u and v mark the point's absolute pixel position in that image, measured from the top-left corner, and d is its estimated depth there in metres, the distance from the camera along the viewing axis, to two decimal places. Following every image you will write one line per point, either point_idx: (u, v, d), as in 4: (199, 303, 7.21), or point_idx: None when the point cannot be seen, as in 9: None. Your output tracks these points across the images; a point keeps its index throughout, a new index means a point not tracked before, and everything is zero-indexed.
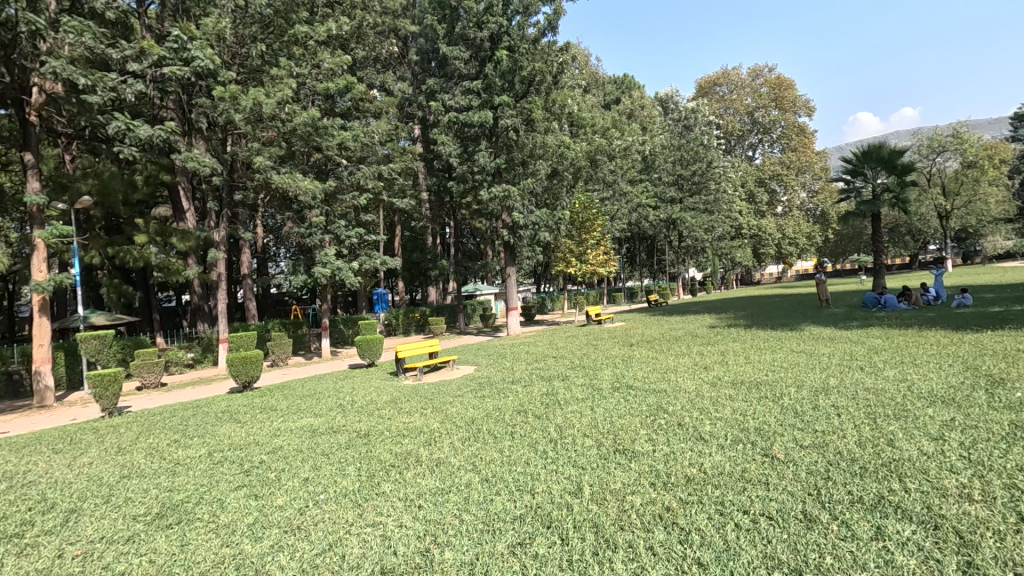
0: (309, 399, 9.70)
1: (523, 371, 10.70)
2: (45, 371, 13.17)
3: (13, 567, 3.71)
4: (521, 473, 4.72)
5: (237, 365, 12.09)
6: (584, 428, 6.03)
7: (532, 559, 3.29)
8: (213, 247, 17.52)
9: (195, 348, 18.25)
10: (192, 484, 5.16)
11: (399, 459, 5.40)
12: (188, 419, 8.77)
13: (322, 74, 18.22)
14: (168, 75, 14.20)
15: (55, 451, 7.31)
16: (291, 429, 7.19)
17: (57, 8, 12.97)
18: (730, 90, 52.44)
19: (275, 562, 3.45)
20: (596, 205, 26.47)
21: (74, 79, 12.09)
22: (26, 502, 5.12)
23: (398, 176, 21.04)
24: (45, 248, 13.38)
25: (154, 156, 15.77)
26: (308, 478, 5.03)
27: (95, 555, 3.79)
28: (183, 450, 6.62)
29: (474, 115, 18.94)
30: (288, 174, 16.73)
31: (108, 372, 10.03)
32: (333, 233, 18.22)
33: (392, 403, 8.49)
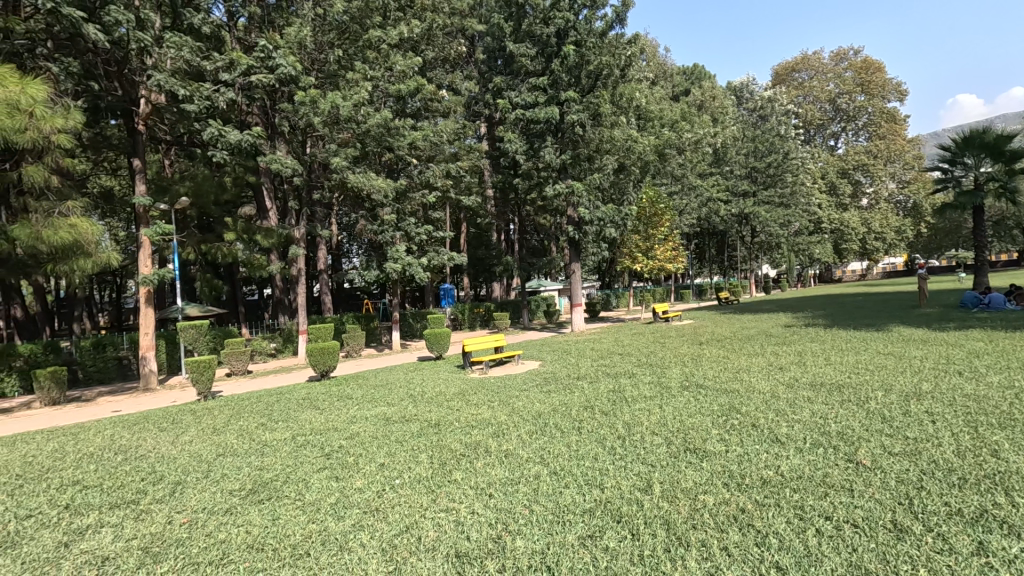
0: (381, 389, 10.13)
1: (589, 367, 10.68)
2: (150, 357, 14.47)
3: (132, 530, 4.15)
4: (589, 468, 4.73)
5: (315, 355, 12.81)
6: (652, 426, 5.94)
7: (603, 552, 3.31)
8: (293, 244, 18.59)
9: (276, 339, 19.49)
10: (280, 464, 5.55)
11: (469, 448, 5.56)
12: (272, 405, 9.36)
13: (394, 77, 18.88)
14: (255, 82, 15.18)
15: (161, 429, 8.06)
16: (366, 417, 7.54)
17: (159, 25, 14.19)
18: (810, 76, 49.53)
19: (357, 540, 3.66)
20: (664, 199, 25.71)
21: (175, 90, 13.28)
22: (139, 473, 5.69)
23: (465, 174, 21.52)
24: (149, 245, 14.64)
25: (242, 159, 16.89)
26: (384, 463, 5.28)
27: (199, 524, 4.16)
28: (271, 433, 7.09)
29: (540, 111, 18.93)
30: (362, 174, 17.44)
31: (203, 359, 10.92)
32: (404, 229, 18.90)
33: (460, 396, 8.71)
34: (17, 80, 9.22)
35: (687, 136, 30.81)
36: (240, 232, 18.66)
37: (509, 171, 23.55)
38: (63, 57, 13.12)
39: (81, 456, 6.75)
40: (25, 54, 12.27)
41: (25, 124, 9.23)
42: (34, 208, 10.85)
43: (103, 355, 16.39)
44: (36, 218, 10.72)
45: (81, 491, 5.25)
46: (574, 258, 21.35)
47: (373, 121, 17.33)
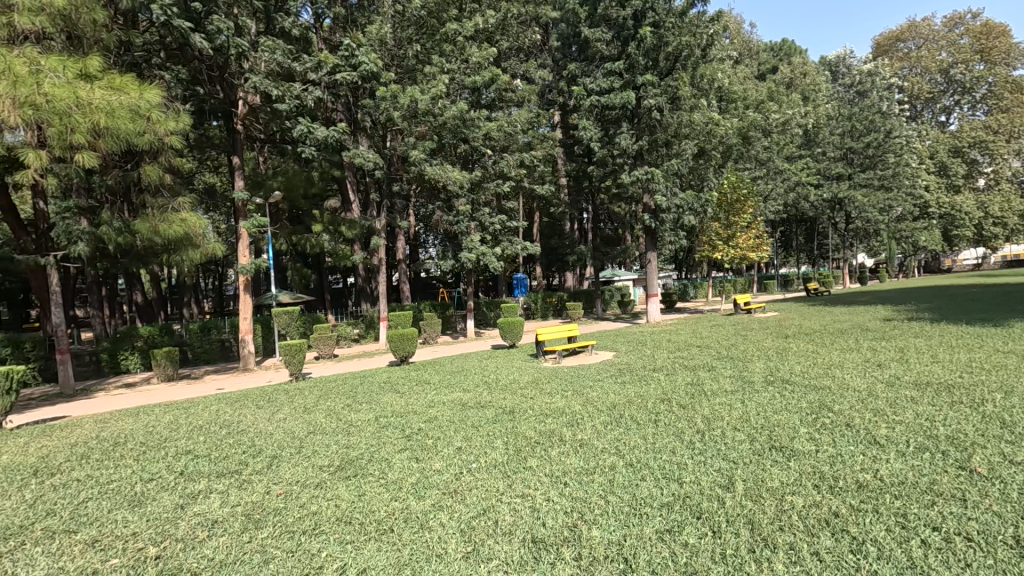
0: (457, 375, 10.42)
1: (665, 359, 10.42)
2: (248, 339, 15.69)
3: (236, 497, 4.54)
4: (667, 462, 4.62)
5: (395, 341, 13.36)
6: (733, 421, 5.70)
7: (681, 548, 3.24)
8: (375, 235, 19.44)
9: (359, 325, 20.52)
10: (364, 443, 5.85)
11: (543, 436, 5.59)
12: (356, 387, 9.89)
13: (470, 69, 19.14)
14: (340, 80, 15.91)
15: (259, 407, 8.75)
16: (443, 402, 7.79)
17: (255, 30, 15.22)
18: (918, 45, 45.07)
19: (436, 520, 3.79)
20: (748, 184, 24.36)
21: (269, 91, 14.21)
22: (240, 446, 6.21)
23: (539, 163, 21.49)
24: (247, 236, 15.80)
25: (328, 155, 17.81)
26: (461, 447, 5.43)
27: (292, 495, 4.48)
28: (355, 414, 7.51)
29: (616, 97, 18.51)
30: (439, 165, 17.89)
31: (295, 343, 11.73)
32: (478, 220, 19.26)
33: (533, 384, 8.81)
34: (136, 86, 10.18)
35: (774, 117, 29.03)
36: (327, 224, 19.74)
37: (583, 160, 23.28)
38: (174, 65, 14.38)
39: (193, 428, 7.46)
40: (142, 64, 13.55)
41: (144, 126, 10.21)
42: (151, 203, 12.00)
43: (209, 337, 17.98)
44: (153, 213, 11.88)
45: (193, 459, 5.82)
46: (650, 247, 20.78)
47: (450, 113, 17.71)
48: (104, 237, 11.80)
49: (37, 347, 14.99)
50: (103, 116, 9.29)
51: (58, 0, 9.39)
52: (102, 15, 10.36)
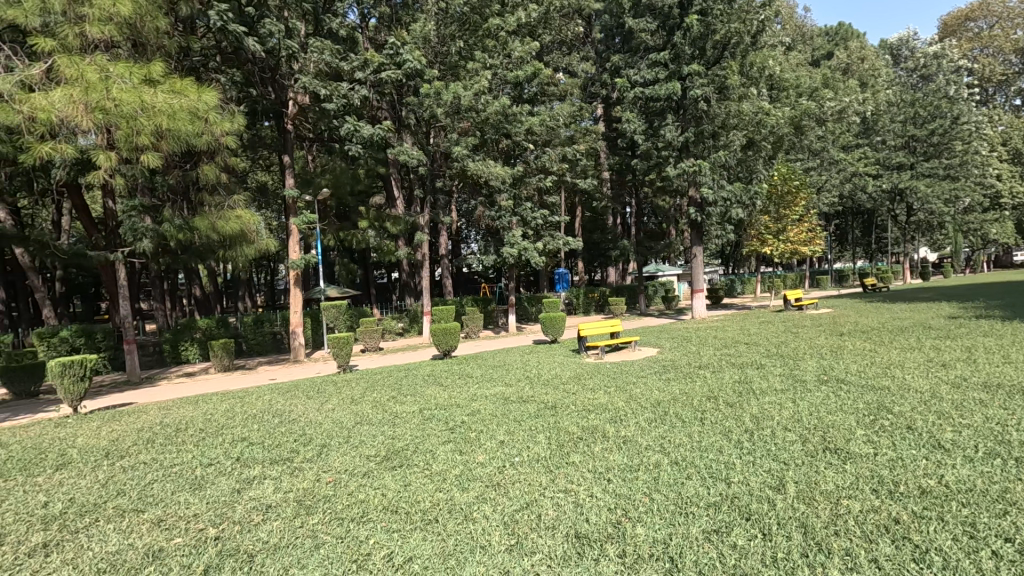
0: (500, 369, 10.49)
1: (711, 356, 10.18)
2: (298, 332, 16.26)
3: (289, 484, 4.72)
4: (714, 461, 4.52)
5: (438, 335, 13.55)
6: (784, 421, 5.52)
7: (730, 549, 3.16)
8: (418, 230, 19.76)
9: (404, 319, 20.93)
10: (409, 435, 5.98)
11: (586, 432, 5.57)
12: (400, 380, 10.11)
13: (512, 64, 19.14)
14: (385, 78, 16.20)
15: (309, 397, 9.07)
16: (485, 395, 7.87)
17: (305, 32, 15.66)
18: (990, 24, 42.17)
19: (480, 512, 3.84)
20: (800, 176, 23.38)
21: (317, 91, 14.63)
22: (292, 434, 6.46)
23: (581, 157, 21.33)
24: (297, 232, 16.34)
25: (374, 152, 18.20)
26: (503, 441, 5.47)
27: (341, 483, 4.63)
28: (400, 405, 7.67)
29: (661, 88, 18.10)
30: (481, 161, 18.00)
31: (342, 336, 12.08)
32: (520, 214, 19.31)
33: (575, 379, 8.78)
34: (195, 89, 10.65)
35: (829, 105, 27.75)
36: (372, 220, 20.20)
37: (627, 153, 22.91)
38: (229, 69, 14.99)
39: (247, 417, 7.79)
40: (200, 68, 14.19)
41: (202, 128, 10.68)
42: (209, 202, 12.57)
43: (261, 329, 18.72)
44: (210, 210, 12.44)
45: (248, 446, 6.08)
46: (696, 241, 20.29)
47: (492, 109, 17.78)
48: (166, 234, 12.44)
49: (107, 338, 15.95)
50: (165, 119, 9.78)
51: (124, 10, 9.92)
52: (164, 23, 10.88)
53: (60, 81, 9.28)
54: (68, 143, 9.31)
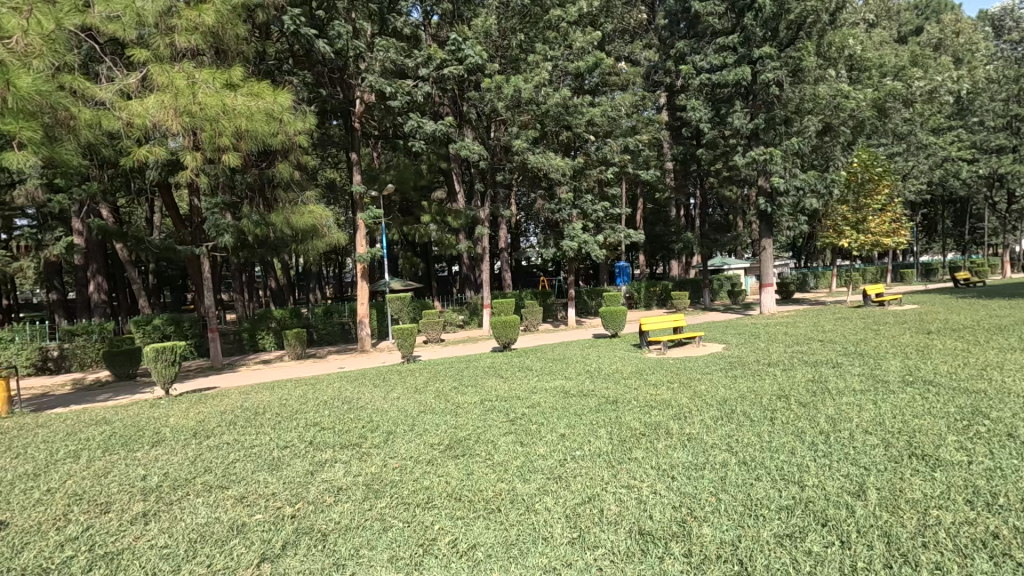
0: (560, 362, 10.47)
1: (781, 353, 9.72)
2: (365, 323, 16.88)
3: (359, 468, 4.92)
4: (785, 462, 4.33)
5: (498, 328, 13.68)
6: (864, 424, 5.19)
7: (804, 555, 3.02)
8: (479, 224, 20.00)
9: (464, 311, 21.28)
10: (471, 425, 6.08)
11: (649, 428, 5.46)
12: (461, 371, 10.30)
13: (573, 55, 18.97)
14: (448, 74, 16.45)
15: (375, 385, 9.41)
16: (546, 388, 7.88)
17: (371, 31, 16.13)
18: None
19: (542, 503, 3.85)
20: (884, 162, 21.70)
21: (383, 89, 15.08)
22: (360, 421, 6.72)
23: (644, 148, 20.85)
24: (363, 227, 16.91)
25: (436, 147, 18.54)
26: (564, 434, 5.45)
27: (407, 469, 4.78)
28: (462, 396, 7.82)
29: (730, 73, 17.37)
30: (542, 154, 17.96)
31: (406, 327, 12.45)
32: (581, 207, 19.17)
33: (637, 374, 8.63)
34: (272, 92, 11.20)
35: (918, 85, 25.67)
36: (435, 215, 20.62)
37: (691, 142, 22.17)
38: (301, 71, 15.68)
39: (318, 403, 8.20)
40: (275, 71, 14.92)
41: (277, 128, 11.27)
42: (283, 198, 13.25)
43: (331, 320, 19.58)
44: (285, 206, 13.11)
45: (320, 431, 6.40)
46: (766, 233, 19.37)
47: (553, 101, 17.68)
48: (245, 230, 13.23)
49: (194, 326, 17.20)
50: (244, 120, 10.38)
51: (208, 19, 10.56)
52: (243, 29, 11.49)
53: (153, 89, 10.04)
54: (160, 146, 10.07)
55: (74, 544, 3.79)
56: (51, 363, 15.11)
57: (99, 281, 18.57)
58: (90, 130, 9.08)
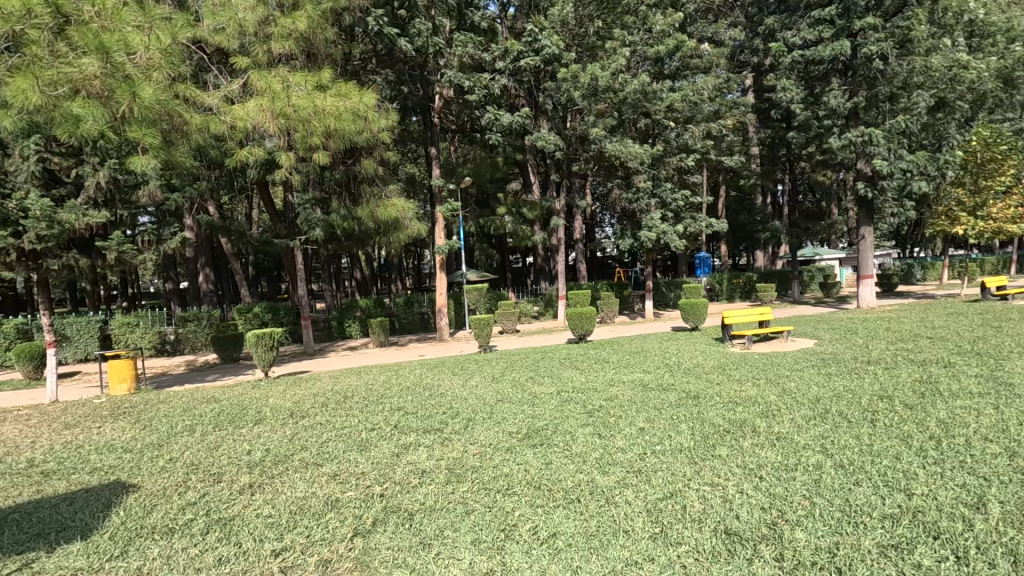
0: (637, 355, 10.28)
1: (883, 350, 8.99)
2: (443, 313, 17.38)
3: (442, 452, 5.11)
4: (890, 468, 4.01)
5: (574, 319, 13.62)
6: (983, 431, 4.69)
7: (913, 569, 2.80)
8: (555, 215, 19.97)
9: (539, 302, 21.37)
10: (549, 415, 6.12)
11: (734, 426, 5.25)
12: (537, 361, 10.37)
13: (653, 39, 18.41)
14: (524, 66, 16.48)
15: (454, 373, 9.68)
16: (624, 381, 7.78)
17: (450, 27, 16.47)
18: None
19: (622, 496, 3.82)
20: (1009, 139, 19.35)
21: (461, 84, 15.38)
22: (441, 407, 6.96)
23: (728, 133, 19.92)
24: (442, 219, 17.37)
25: (512, 139, 18.67)
26: (644, 428, 5.36)
27: (487, 456, 4.90)
28: (539, 386, 7.91)
29: (826, 48, 16.13)
30: (619, 142, 17.60)
31: (483, 318, 12.71)
32: (660, 196, 18.63)
33: (719, 369, 8.32)
34: (358, 91, 11.72)
35: None
36: (510, 206, 20.79)
37: (780, 125, 20.84)
38: (384, 70, 16.29)
39: (401, 388, 8.58)
40: (361, 71, 15.59)
41: (362, 126, 11.79)
42: (368, 193, 13.90)
43: (411, 310, 20.34)
44: (369, 200, 13.75)
45: (404, 415, 6.69)
46: (865, 220, 17.94)
47: (631, 88, 17.26)
48: (334, 224, 14.01)
49: (288, 314, 18.49)
50: (333, 120, 10.97)
51: (301, 25, 11.21)
52: (332, 33, 12.10)
53: (253, 94, 10.81)
54: (258, 147, 10.85)
55: (193, 508, 4.22)
56: (168, 346, 16.82)
57: (207, 272, 20.39)
58: (200, 134, 9.95)
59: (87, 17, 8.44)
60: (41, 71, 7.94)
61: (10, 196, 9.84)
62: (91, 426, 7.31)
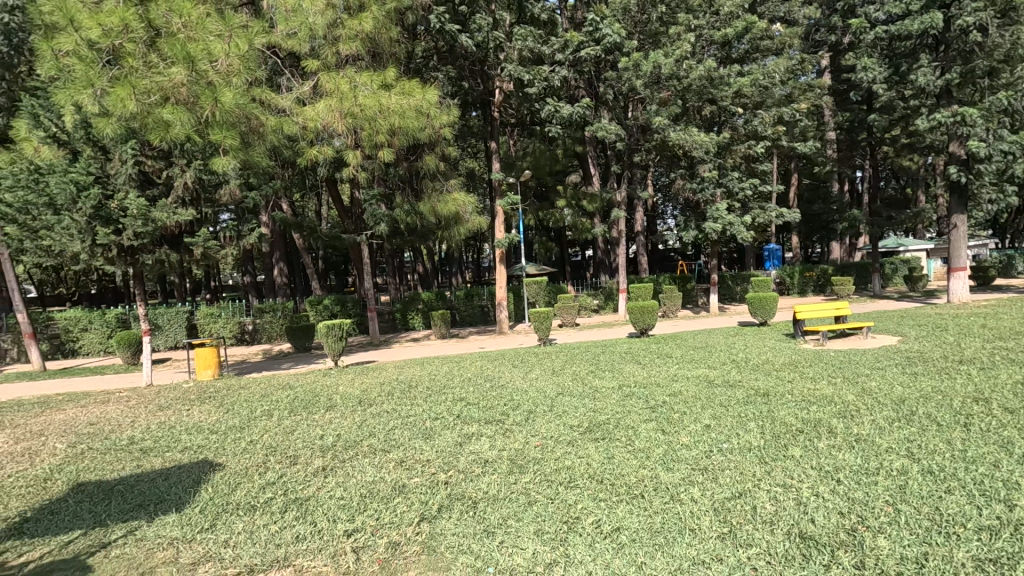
0: (702, 350, 9.99)
1: (977, 349, 8.28)
2: (503, 306, 17.53)
3: (504, 443, 5.18)
4: (987, 476, 3.69)
5: (636, 313, 13.38)
6: None
7: None
8: (616, 207, 19.67)
9: (599, 296, 21.16)
10: (611, 409, 6.07)
11: (807, 426, 5.00)
12: (597, 355, 10.31)
13: (720, 22, 17.71)
14: (585, 56, 16.28)
15: (514, 366, 9.76)
16: (687, 376, 7.60)
17: (510, 21, 16.49)
18: None
19: (688, 494, 3.74)
20: None
21: (521, 77, 15.40)
22: (502, 399, 7.04)
23: (801, 117, 18.88)
24: (501, 213, 17.47)
25: (572, 131, 18.51)
26: (709, 425, 5.21)
27: (549, 448, 4.92)
28: (600, 380, 7.85)
29: (913, 22, 14.95)
30: (683, 131, 17.05)
31: (543, 311, 12.73)
32: (726, 186, 17.95)
33: (791, 366, 7.95)
34: (421, 89, 11.98)
35: None
36: (569, 199, 20.64)
37: (860, 107, 19.53)
38: (445, 66, 16.54)
39: (463, 379, 8.78)
40: (423, 69, 15.92)
41: (425, 123, 12.06)
42: (430, 188, 14.23)
43: (472, 302, 20.65)
44: (431, 195, 14.07)
45: (466, 405, 6.84)
46: (957, 208, 16.52)
47: (696, 74, 16.72)
48: (398, 219, 14.42)
49: (355, 306, 19.24)
50: (397, 118, 11.29)
51: (367, 26, 11.57)
52: (395, 32, 12.41)
53: (323, 95, 11.28)
54: (328, 146, 11.32)
55: (272, 487, 4.50)
56: (247, 335, 17.95)
57: (281, 266, 21.54)
58: (275, 135, 10.49)
59: (175, 28, 9.14)
60: (136, 80, 8.64)
61: (111, 197, 10.78)
62: (182, 408, 7.94)
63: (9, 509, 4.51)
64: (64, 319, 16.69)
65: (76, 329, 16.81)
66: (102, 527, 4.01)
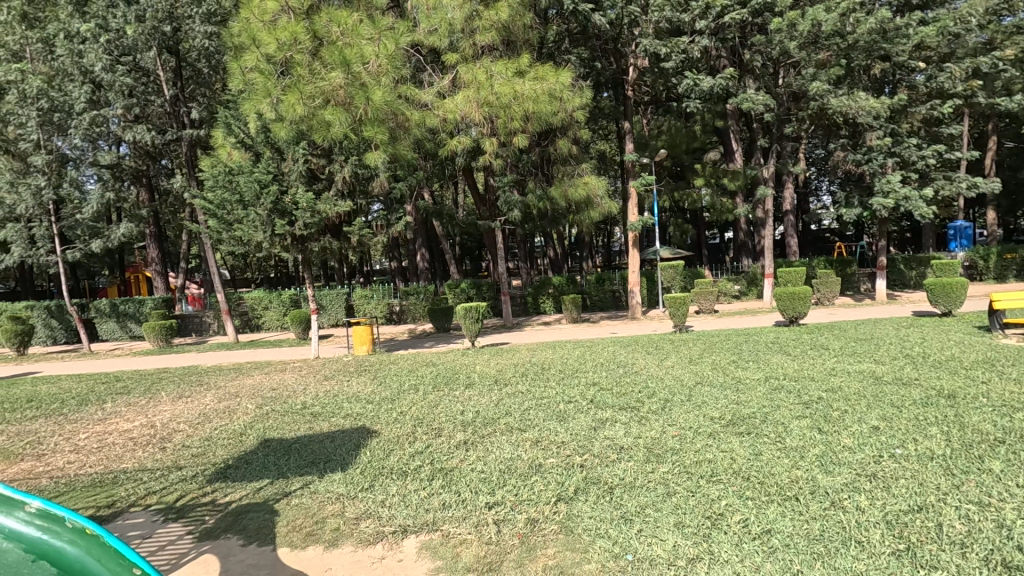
0: (867, 342, 8.88)
1: None
2: (635, 291, 17.08)
3: (639, 430, 5.06)
4: None
5: (785, 300, 12.24)
6: None
7: None
8: (762, 184, 18.09)
9: (741, 281, 19.72)
10: (756, 402, 5.63)
11: (1010, 436, 4.21)
12: (741, 344, 9.61)
13: None
14: (729, 22, 15.05)
15: (648, 352, 9.49)
16: (848, 371, 6.80)
17: None
18: None
19: (853, 501, 3.36)
20: None
21: (658, 51, 14.68)
22: (636, 385, 6.88)
23: (1004, 67, 15.74)
24: (634, 195, 16.92)
25: (712, 105, 17.33)
26: (878, 427, 4.61)
27: (688, 439, 4.70)
28: (743, 370, 7.33)
29: None
30: (847, 96, 15.05)
31: (679, 297, 12.18)
32: (899, 155, 15.63)
33: (984, 364, 6.76)
34: (554, 73, 12.00)
35: None
36: (708, 177, 19.39)
37: None
38: (578, 48, 16.31)
39: (595, 364, 8.72)
40: (556, 52, 15.86)
41: (558, 106, 12.06)
42: (562, 172, 14.25)
43: (604, 287, 20.40)
44: (564, 180, 14.09)
45: (599, 390, 6.80)
46: None
47: (865, 28, 14.66)
48: (531, 204, 14.65)
49: (490, 289, 20.01)
50: (531, 103, 11.47)
51: (502, 15, 11.82)
52: (529, 18, 12.50)
53: (460, 87, 11.76)
54: (466, 135, 11.82)
55: (420, 456, 4.87)
56: (395, 315, 19.54)
57: (422, 251, 23.07)
58: (419, 128, 11.17)
59: (334, 37, 10.13)
60: (303, 87, 9.73)
61: (286, 192, 12.33)
62: (343, 379, 8.91)
63: (216, 456, 5.42)
64: (251, 299, 19.53)
65: (259, 307, 19.59)
66: (285, 478, 4.65)
